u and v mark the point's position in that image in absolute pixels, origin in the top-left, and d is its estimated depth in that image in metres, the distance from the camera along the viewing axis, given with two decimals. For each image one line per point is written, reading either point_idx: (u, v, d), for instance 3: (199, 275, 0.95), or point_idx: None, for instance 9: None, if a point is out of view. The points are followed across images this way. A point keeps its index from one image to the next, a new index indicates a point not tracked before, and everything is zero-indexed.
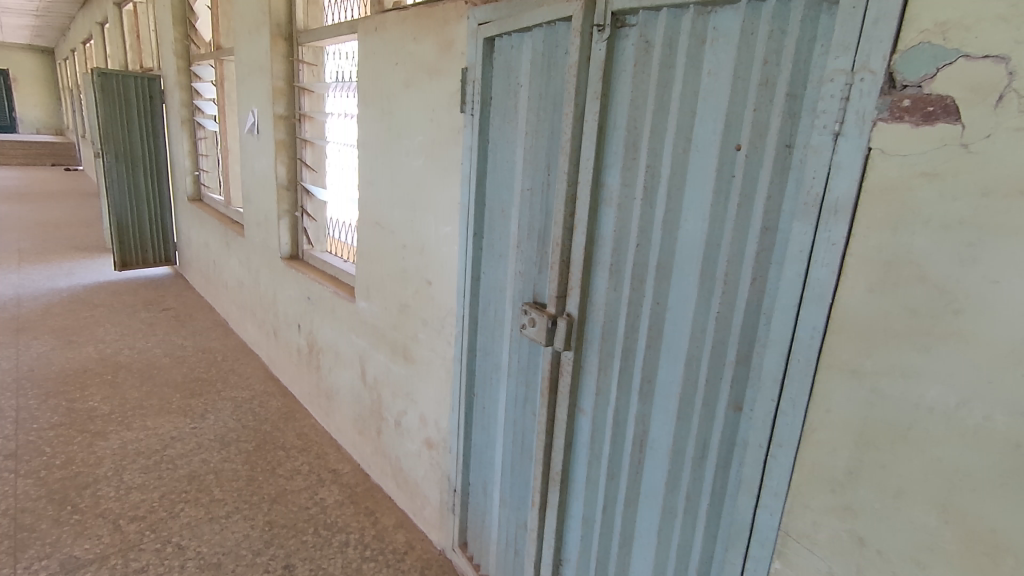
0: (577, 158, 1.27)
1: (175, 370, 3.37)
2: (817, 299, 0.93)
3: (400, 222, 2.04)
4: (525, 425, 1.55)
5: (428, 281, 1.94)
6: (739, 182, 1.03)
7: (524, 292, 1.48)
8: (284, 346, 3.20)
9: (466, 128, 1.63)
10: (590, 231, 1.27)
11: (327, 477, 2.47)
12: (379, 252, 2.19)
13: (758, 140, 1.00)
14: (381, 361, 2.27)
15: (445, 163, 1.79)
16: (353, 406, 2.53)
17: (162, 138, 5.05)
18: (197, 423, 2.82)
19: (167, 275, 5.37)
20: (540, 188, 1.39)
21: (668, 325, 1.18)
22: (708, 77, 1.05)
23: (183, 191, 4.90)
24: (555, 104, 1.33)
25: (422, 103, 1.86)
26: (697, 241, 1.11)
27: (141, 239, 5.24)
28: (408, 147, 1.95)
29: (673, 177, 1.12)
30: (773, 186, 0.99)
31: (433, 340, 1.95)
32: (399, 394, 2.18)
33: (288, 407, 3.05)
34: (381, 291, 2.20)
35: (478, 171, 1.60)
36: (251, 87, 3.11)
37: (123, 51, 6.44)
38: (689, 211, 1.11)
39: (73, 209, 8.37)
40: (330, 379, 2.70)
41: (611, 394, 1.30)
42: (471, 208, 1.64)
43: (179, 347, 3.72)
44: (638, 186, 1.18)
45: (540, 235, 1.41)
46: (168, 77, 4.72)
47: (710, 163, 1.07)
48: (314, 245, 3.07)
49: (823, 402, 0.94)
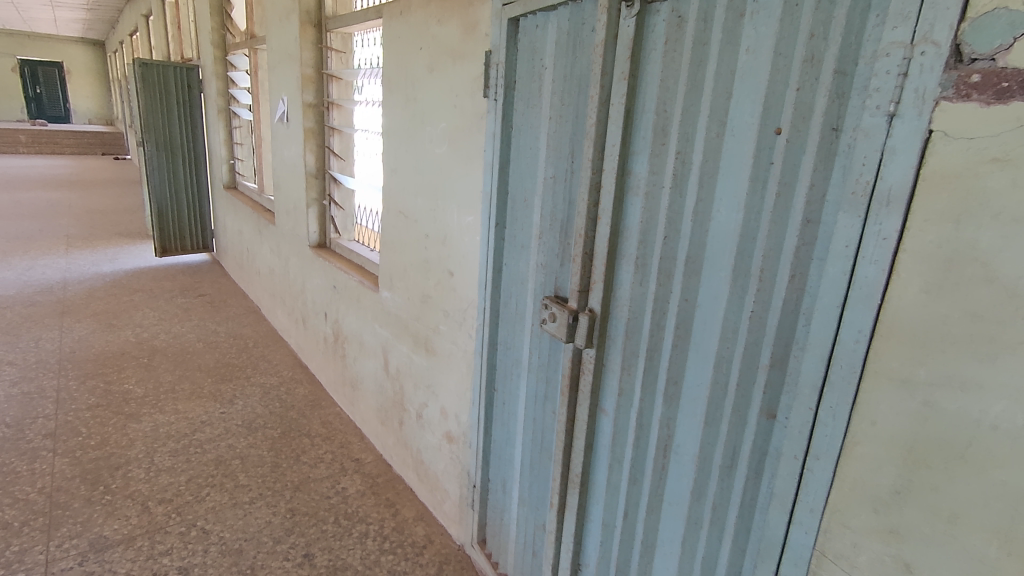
0: (602, 143, 1.19)
1: (207, 355, 3.44)
2: (864, 299, 0.85)
3: (423, 211, 2.00)
4: (544, 424, 1.48)
5: (450, 272, 1.89)
6: (779, 169, 0.94)
7: (545, 285, 1.42)
8: (312, 334, 3.22)
9: (490, 114, 1.57)
10: (615, 222, 1.19)
11: (349, 466, 2.47)
12: (403, 242, 2.15)
13: (801, 123, 0.91)
14: (403, 352, 2.25)
15: (467, 150, 1.73)
16: (377, 396, 2.52)
17: (199, 127, 5.14)
18: (226, 408, 2.87)
19: (205, 261, 5.50)
20: (563, 176, 1.32)
21: (697, 324, 1.10)
22: (745, 55, 0.96)
23: (220, 179, 4.99)
24: (579, 87, 1.26)
25: (446, 88, 1.80)
26: (730, 234, 1.02)
27: (181, 226, 5.37)
28: (432, 134, 1.90)
29: (705, 164, 1.04)
30: (817, 174, 0.90)
31: (455, 333, 1.90)
32: (420, 385, 2.15)
33: (314, 394, 3.07)
34: (404, 281, 2.18)
35: (501, 159, 1.54)
36: (281, 76, 3.12)
37: (166, 42, 6.60)
38: (722, 202, 1.03)
39: (119, 196, 8.68)
40: (355, 368, 2.70)
41: (634, 396, 1.22)
42: (493, 197, 1.58)
43: (212, 332, 3.79)
44: (666, 173, 1.09)
45: (562, 225, 1.33)
46: (206, 66, 4.80)
47: (747, 149, 0.98)
48: (341, 234, 3.07)
49: (868, 413, 0.86)
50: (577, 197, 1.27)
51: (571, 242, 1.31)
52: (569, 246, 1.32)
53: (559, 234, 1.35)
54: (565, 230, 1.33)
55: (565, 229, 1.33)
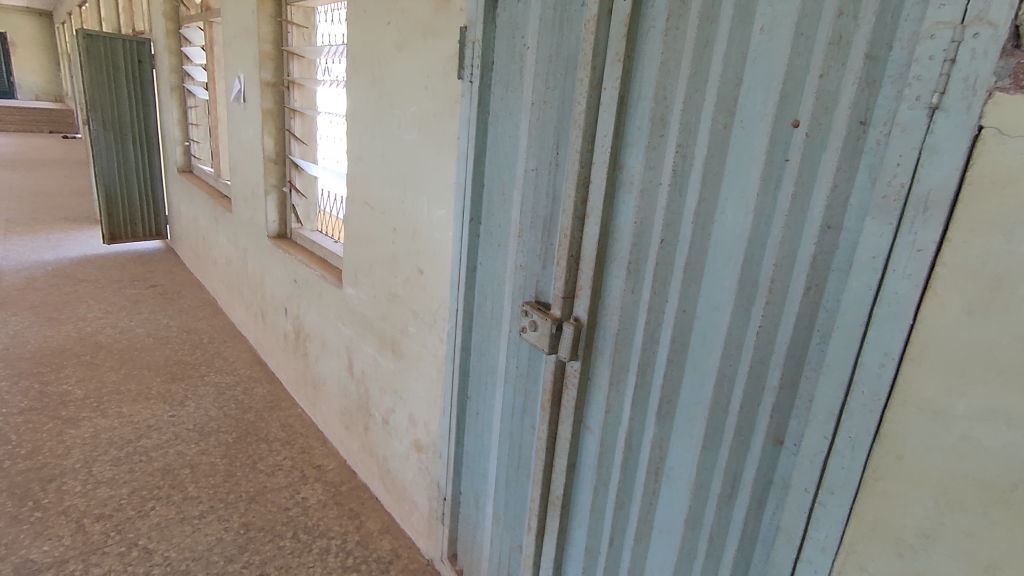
0: (592, 133, 1.06)
1: (157, 352, 3.21)
2: (892, 318, 0.74)
3: (390, 202, 1.85)
4: (521, 439, 1.36)
5: (419, 270, 1.75)
6: (796, 166, 0.83)
7: (524, 289, 1.29)
8: (271, 330, 3.03)
9: (465, 97, 1.42)
10: (605, 221, 1.06)
11: (310, 473, 2.31)
12: (368, 235, 1.99)
13: (823, 115, 0.79)
14: (368, 353, 2.10)
15: (439, 137, 1.58)
16: (340, 399, 2.36)
17: (151, 105, 4.81)
18: (176, 411, 2.68)
19: (158, 249, 5.19)
20: (546, 168, 1.18)
21: (696, 337, 0.99)
22: (760, 35, 0.84)
23: (173, 161, 4.69)
24: (566, 68, 1.12)
25: (415, 68, 1.64)
26: (737, 239, 0.91)
27: (131, 211, 5.04)
28: (401, 119, 1.74)
29: (709, 159, 0.92)
30: (840, 173, 0.79)
31: (424, 335, 1.76)
32: (387, 390, 2.01)
33: (273, 394, 2.89)
34: (369, 277, 2.02)
35: (476, 148, 1.40)
36: (236, 51, 2.89)
37: (117, 14, 6.18)
38: (728, 202, 0.91)
39: (65, 177, 8.17)
40: (317, 368, 2.53)
41: (623, 414, 1.11)
42: (468, 189, 1.44)
43: (163, 327, 3.55)
44: (665, 169, 0.97)
45: (544, 223, 1.20)
46: (158, 40, 4.47)
47: (759, 144, 0.86)
48: (303, 224, 2.88)
49: (893, 446, 0.76)
50: (562, 192, 1.14)
51: (555, 242, 1.18)
52: (552, 247, 1.19)
53: (540, 233, 1.22)
54: (548, 229, 1.19)
55: (547, 227, 1.19)
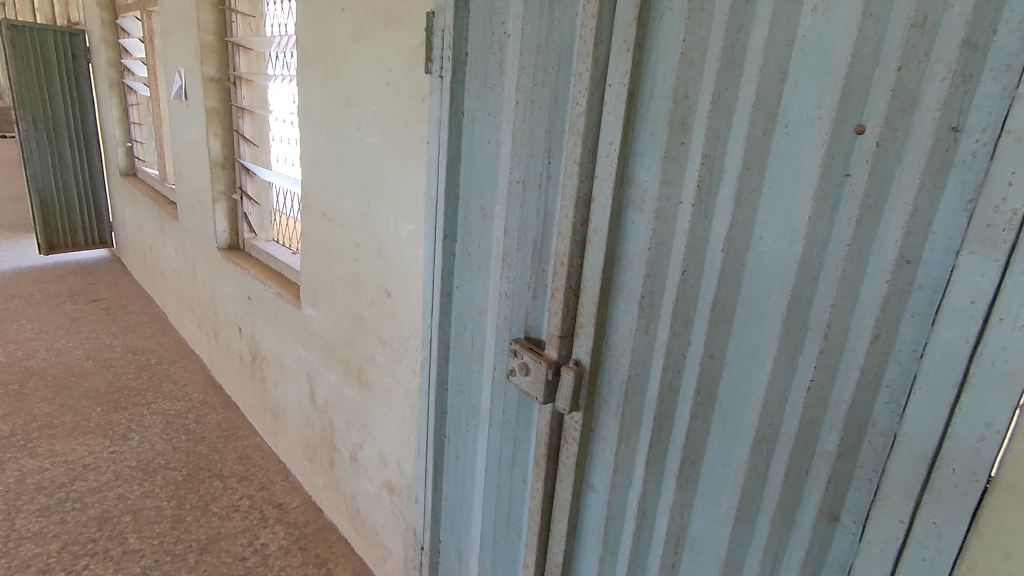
0: (593, 139, 0.86)
1: (98, 377, 2.91)
2: (998, 382, 0.57)
3: (352, 214, 1.63)
4: (510, 493, 1.17)
5: (386, 291, 1.54)
6: (862, 181, 0.65)
7: (509, 321, 1.09)
8: (225, 350, 2.76)
9: (435, 95, 1.22)
10: (610, 246, 0.87)
11: (271, 514, 2.09)
12: (327, 250, 1.77)
13: (899, 119, 0.62)
14: (332, 382, 1.88)
15: (405, 140, 1.37)
16: (302, 429, 2.14)
17: (89, 103, 4.42)
18: (116, 446, 2.40)
19: (103, 258, 4.81)
20: (534, 181, 0.99)
21: (726, 388, 0.81)
22: (812, 18, 0.66)
23: (115, 164, 4.32)
24: (558, 60, 0.92)
25: (375, 60, 1.43)
26: (782, 272, 0.73)
27: (70, 218, 4.65)
28: (360, 119, 1.52)
29: (744, 173, 0.74)
30: (923, 194, 0.61)
31: (394, 365, 1.56)
32: (354, 423, 1.79)
33: (229, 422, 2.63)
34: (331, 297, 1.80)
35: (450, 154, 1.20)
36: (176, 43, 2.59)
37: (51, 3, 5.70)
38: (769, 226, 0.73)
39: (0, 181, 7.59)
40: (276, 394, 2.30)
41: (635, 474, 0.93)
42: (441, 202, 1.24)
43: (106, 347, 3.23)
44: (687, 184, 0.78)
45: (533, 246, 1.01)
46: (93, 31, 4.08)
47: (812, 154, 0.68)
48: (257, 234, 2.63)
49: (997, 540, 0.60)
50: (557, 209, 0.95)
51: (548, 268, 0.99)
52: (544, 273, 1.00)
53: (529, 257, 1.02)
54: (539, 253, 1.00)
55: (538, 250, 1.00)
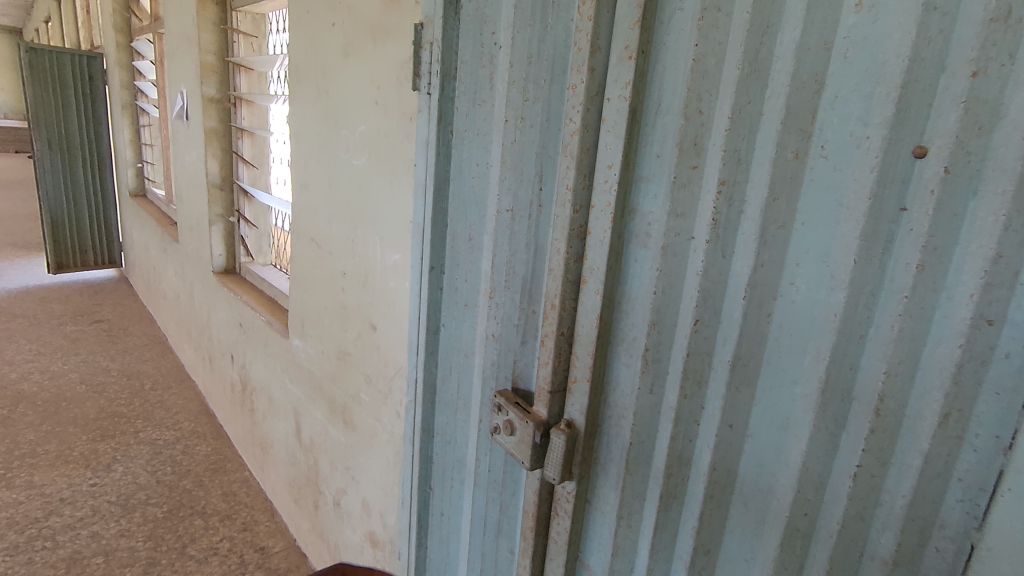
0: (590, 162, 0.74)
1: (89, 403, 2.81)
2: None
3: (339, 240, 1.51)
4: (496, 565, 1.02)
5: (372, 325, 1.41)
6: (925, 217, 0.51)
7: (496, 367, 0.96)
8: (219, 377, 2.66)
9: (422, 114, 1.11)
10: (609, 288, 0.74)
11: (251, 559, 1.94)
12: (315, 278, 1.66)
13: (973, 138, 0.48)
14: (318, 419, 1.75)
15: (392, 163, 1.26)
16: (288, 467, 2.00)
17: (104, 124, 4.44)
18: (98, 478, 2.29)
19: (111, 278, 4.79)
20: (523, 209, 0.86)
21: (748, 465, 0.66)
22: (857, 14, 0.53)
23: (125, 184, 4.32)
24: (551, 71, 0.80)
25: (364, 77, 1.33)
26: (819, 328, 0.59)
27: (80, 237, 4.65)
28: (348, 140, 1.41)
29: (770, 204, 0.60)
30: (1008, 236, 0.47)
31: (378, 406, 1.42)
32: (338, 466, 1.66)
33: (218, 453, 2.51)
34: (317, 328, 1.68)
35: (437, 178, 1.08)
36: (179, 63, 2.55)
37: (76, 27, 5.83)
38: (803, 271, 0.59)
39: (21, 199, 7.71)
40: (264, 427, 2.17)
41: (638, 559, 0.78)
42: (427, 231, 1.12)
43: (101, 371, 3.15)
44: (700, 217, 0.65)
45: (523, 283, 0.87)
46: (109, 53, 4.11)
47: (857, 181, 0.54)
48: (254, 258, 2.54)
49: None
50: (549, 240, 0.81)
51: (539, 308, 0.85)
52: (535, 314, 0.87)
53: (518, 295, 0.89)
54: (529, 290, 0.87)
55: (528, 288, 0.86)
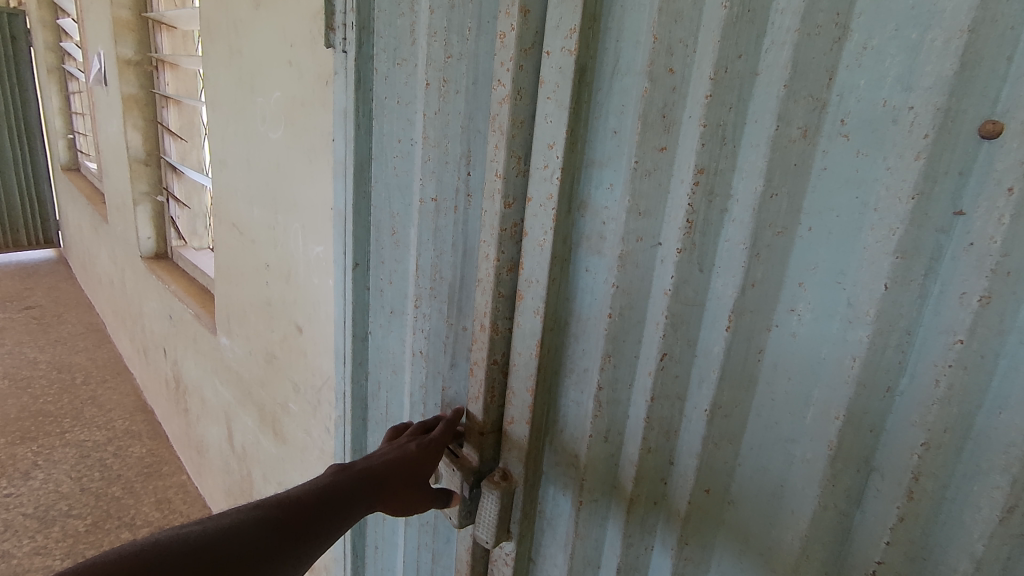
0: (527, 140, 0.56)
1: (11, 401, 2.56)
2: None
3: (261, 227, 1.31)
4: None
5: (298, 327, 1.22)
6: (996, 226, 0.34)
7: (424, 391, 0.78)
8: (154, 372, 2.43)
9: (338, 77, 0.90)
10: (552, 306, 0.56)
11: None
12: (239, 269, 1.45)
13: None
14: (249, 427, 1.56)
15: (310, 137, 1.06)
16: (223, 475, 1.82)
17: (31, 90, 4.04)
18: (13, 488, 2.07)
19: (48, 260, 4.44)
20: (449, 199, 0.68)
21: (727, 542, 0.51)
22: None
23: (57, 158, 3.96)
24: (480, 19, 0.61)
25: (277, 34, 1.11)
26: (830, 374, 0.42)
27: (10, 215, 4.28)
28: (264, 110, 1.20)
29: (766, 201, 0.43)
30: None
31: (308, 419, 1.24)
32: (271, 479, 1.48)
33: (154, 455, 2.30)
34: (244, 326, 1.48)
35: (356, 157, 0.89)
36: (94, 21, 2.25)
37: None
38: (809, 295, 0.43)
39: None
40: (198, 430, 1.98)
41: None
42: (349, 221, 0.93)
43: (28, 364, 2.88)
44: (670, 216, 0.48)
45: (451, 292, 0.70)
46: (31, 10, 3.70)
47: (894, 171, 0.38)
48: (188, 242, 2.27)
49: None
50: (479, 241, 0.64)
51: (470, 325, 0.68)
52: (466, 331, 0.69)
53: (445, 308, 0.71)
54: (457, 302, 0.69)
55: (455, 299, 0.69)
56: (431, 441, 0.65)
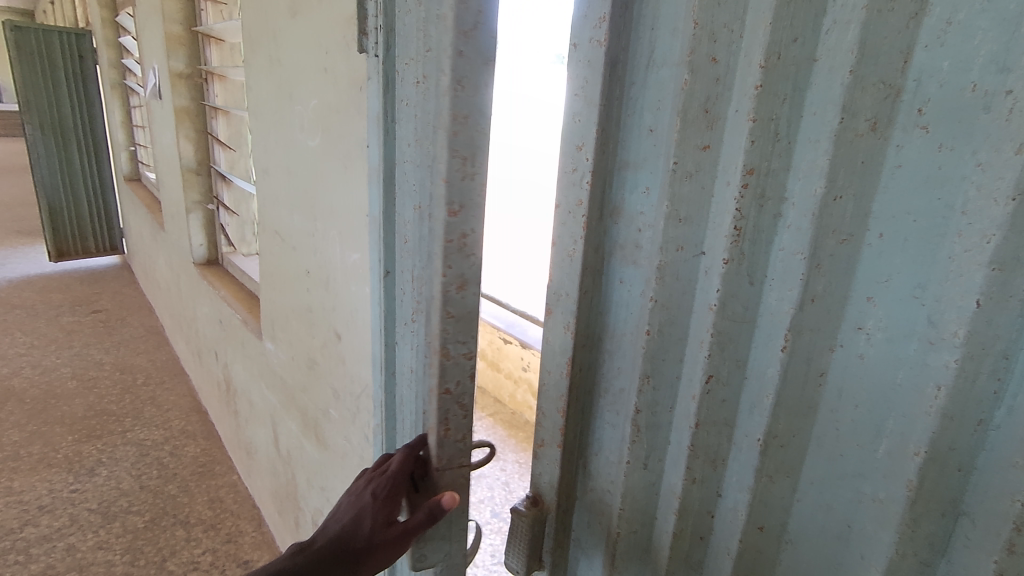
0: (476, 135, 0.47)
1: (78, 400, 2.70)
2: None
3: (301, 235, 1.32)
4: None
5: (336, 334, 1.22)
6: None
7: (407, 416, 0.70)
8: (207, 374, 2.52)
9: (370, 82, 0.88)
10: (584, 321, 0.52)
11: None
12: (281, 276, 1.47)
13: None
14: (293, 431, 1.58)
15: (345, 144, 1.05)
16: (270, 477, 1.86)
17: (97, 106, 4.26)
18: (80, 483, 2.18)
19: (114, 265, 4.69)
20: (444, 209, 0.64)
21: None
22: None
23: (121, 169, 4.17)
24: None
25: (312, 41, 1.10)
26: (907, 404, 0.36)
27: (80, 224, 4.54)
28: (302, 118, 1.20)
29: (827, 204, 0.38)
30: None
31: (347, 426, 1.24)
32: (314, 483, 1.49)
33: (207, 454, 2.38)
34: (286, 332, 1.50)
35: (387, 163, 0.87)
36: (149, 38, 2.35)
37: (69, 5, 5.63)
38: (880, 313, 0.37)
39: None
40: (247, 431, 2.03)
41: None
42: (382, 229, 0.91)
43: (94, 365, 3.04)
44: (716, 223, 0.43)
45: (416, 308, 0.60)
46: (97, 30, 3.90)
47: (989, 166, 0.31)
48: (237, 248, 2.34)
49: None
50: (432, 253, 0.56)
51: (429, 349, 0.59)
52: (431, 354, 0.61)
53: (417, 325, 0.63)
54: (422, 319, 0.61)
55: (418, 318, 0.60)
56: (389, 480, 0.55)
